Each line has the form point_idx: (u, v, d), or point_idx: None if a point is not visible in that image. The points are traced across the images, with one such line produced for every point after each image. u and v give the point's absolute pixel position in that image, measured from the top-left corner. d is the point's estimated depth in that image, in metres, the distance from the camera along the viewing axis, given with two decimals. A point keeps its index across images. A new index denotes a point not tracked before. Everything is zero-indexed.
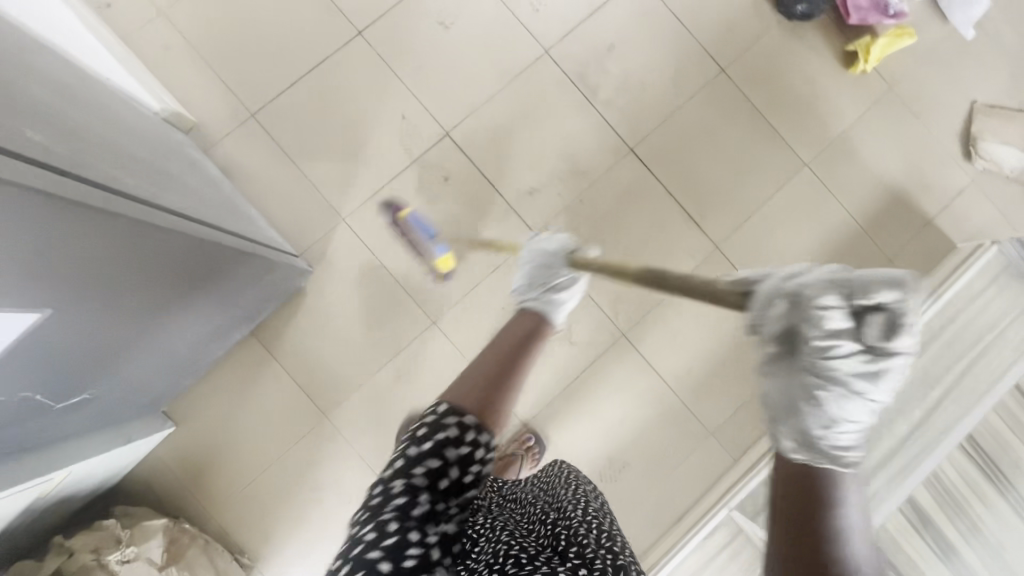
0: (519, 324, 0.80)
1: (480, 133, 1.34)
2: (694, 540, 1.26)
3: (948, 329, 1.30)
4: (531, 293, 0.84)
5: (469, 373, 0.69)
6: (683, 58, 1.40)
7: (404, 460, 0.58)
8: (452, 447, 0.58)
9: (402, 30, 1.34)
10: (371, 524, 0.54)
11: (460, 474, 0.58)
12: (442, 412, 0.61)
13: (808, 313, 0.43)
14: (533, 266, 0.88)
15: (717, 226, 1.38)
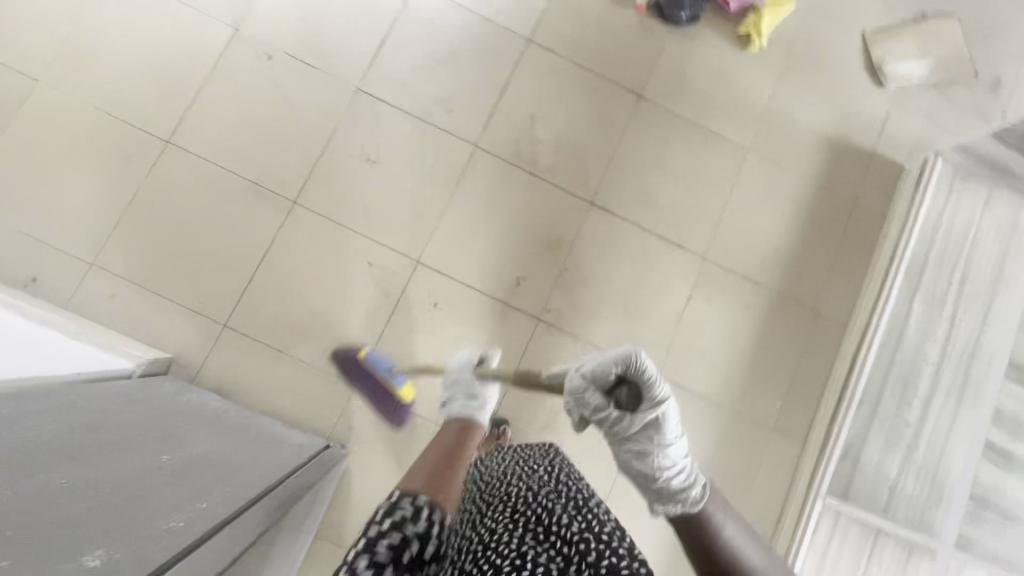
0: (447, 430, 0.98)
1: (447, 248, 1.33)
2: (808, 539, 1.26)
3: (932, 250, 1.38)
4: (454, 404, 1.05)
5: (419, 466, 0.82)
6: (600, 100, 1.43)
7: (366, 540, 0.63)
8: (409, 524, 0.65)
9: (333, 182, 1.32)
10: None
11: (420, 549, 0.64)
12: (400, 495, 0.70)
13: (589, 400, 0.71)
14: (461, 386, 1.08)
15: (697, 239, 1.42)
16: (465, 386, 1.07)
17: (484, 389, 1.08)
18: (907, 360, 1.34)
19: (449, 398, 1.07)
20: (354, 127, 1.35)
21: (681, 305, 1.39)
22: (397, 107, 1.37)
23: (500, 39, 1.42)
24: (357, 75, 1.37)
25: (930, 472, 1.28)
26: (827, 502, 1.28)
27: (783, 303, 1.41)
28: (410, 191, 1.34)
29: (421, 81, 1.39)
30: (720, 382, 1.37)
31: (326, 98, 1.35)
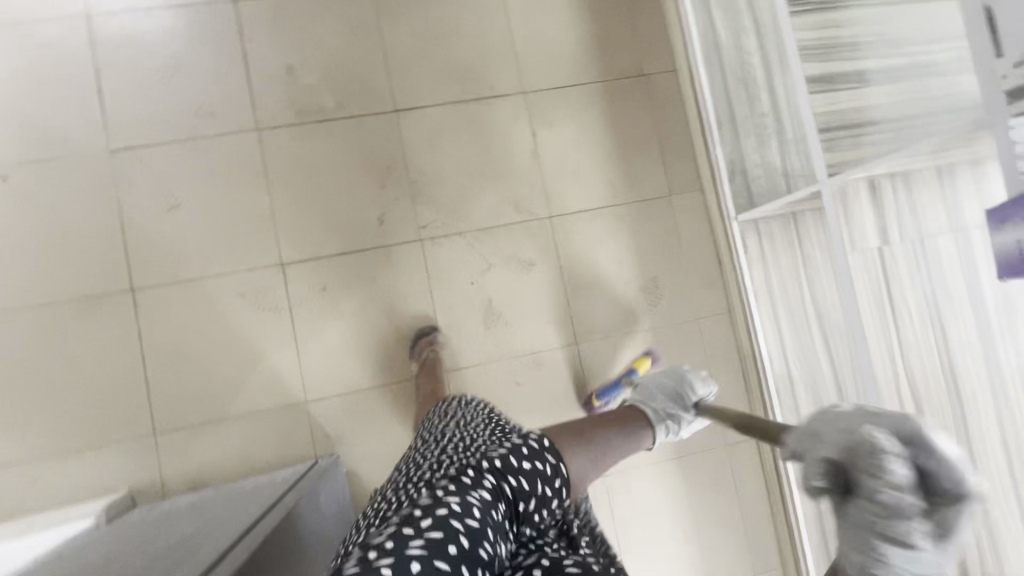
0: (633, 417, 0.90)
1: (301, 236, 1.29)
2: (743, 257, 1.37)
3: None
4: (656, 405, 0.92)
5: (584, 435, 0.82)
6: (340, 13, 1.35)
7: (502, 464, 0.67)
8: (538, 479, 0.69)
9: (155, 247, 1.25)
10: (459, 497, 0.61)
11: (531, 506, 0.68)
12: (545, 446, 0.73)
13: (864, 453, 0.47)
14: (666, 391, 0.94)
15: (507, 80, 1.39)
16: (673, 399, 0.93)
17: (690, 421, 0.92)
18: (732, 69, 1.31)
19: (655, 395, 0.94)
20: (136, 188, 1.26)
21: (532, 147, 1.39)
22: (161, 143, 1.27)
23: (207, 17, 1.31)
24: (100, 137, 1.26)
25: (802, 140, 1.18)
26: (740, 222, 1.36)
27: (614, 86, 1.42)
28: (231, 210, 1.28)
29: (165, 105, 1.28)
30: (603, 186, 1.40)
31: (89, 179, 1.25)
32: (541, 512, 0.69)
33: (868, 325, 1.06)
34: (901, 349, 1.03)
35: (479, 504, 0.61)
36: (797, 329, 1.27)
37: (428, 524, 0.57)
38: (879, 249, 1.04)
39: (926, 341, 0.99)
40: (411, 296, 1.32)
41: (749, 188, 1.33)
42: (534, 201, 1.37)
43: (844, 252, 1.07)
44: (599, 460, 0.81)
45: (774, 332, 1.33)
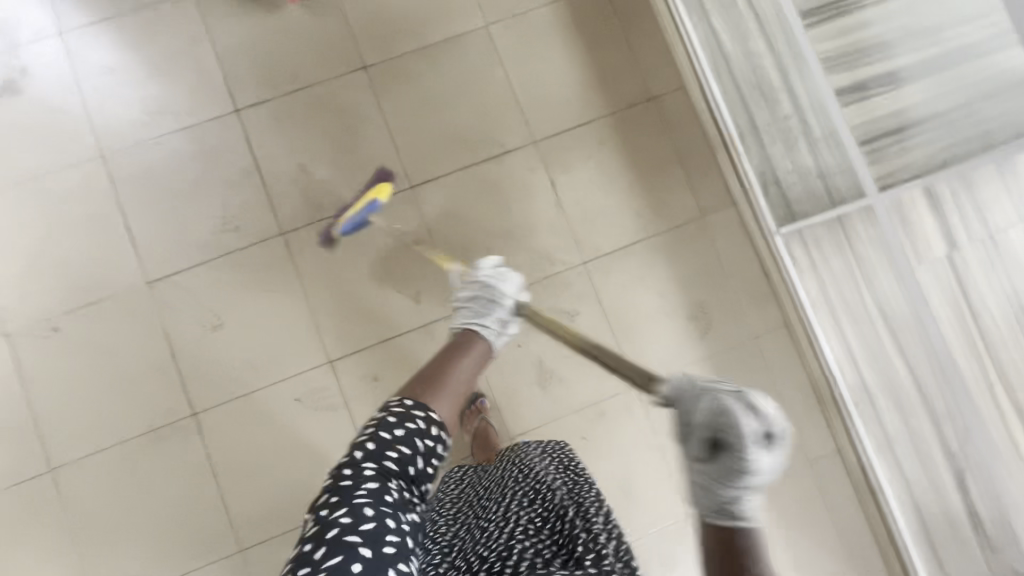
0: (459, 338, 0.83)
1: (343, 329, 1.30)
2: (793, 272, 1.28)
3: None
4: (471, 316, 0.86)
5: (440, 379, 0.74)
6: (338, 100, 1.35)
7: (374, 444, 0.65)
8: (418, 437, 0.67)
9: (208, 368, 1.27)
10: (345, 509, 0.60)
11: (423, 465, 0.67)
12: (409, 406, 0.69)
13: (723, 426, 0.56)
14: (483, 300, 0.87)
15: (517, 132, 1.37)
16: (486, 304, 0.87)
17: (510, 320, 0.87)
18: (747, 76, 1.28)
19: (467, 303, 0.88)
20: (179, 315, 1.28)
21: (552, 193, 1.36)
22: (195, 266, 1.29)
23: (214, 132, 1.33)
24: (137, 272, 1.29)
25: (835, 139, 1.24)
26: (783, 237, 1.28)
27: (623, 116, 1.38)
28: (272, 318, 1.29)
29: (189, 227, 1.30)
30: (632, 219, 1.36)
31: (135, 315, 1.28)
32: (436, 463, 0.69)
33: (947, 329, 1.15)
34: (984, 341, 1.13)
35: (370, 501, 0.61)
36: (864, 338, 1.23)
37: (323, 553, 0.57)
38: (946, 255, 1.15)
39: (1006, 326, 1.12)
40: None
41: (789, 198, 1.27)
42: (566, 248, 1.35)
43: (909, 262, 1.18)
44: (449, 394, 0.73)
45: (839, 342, 1.25)
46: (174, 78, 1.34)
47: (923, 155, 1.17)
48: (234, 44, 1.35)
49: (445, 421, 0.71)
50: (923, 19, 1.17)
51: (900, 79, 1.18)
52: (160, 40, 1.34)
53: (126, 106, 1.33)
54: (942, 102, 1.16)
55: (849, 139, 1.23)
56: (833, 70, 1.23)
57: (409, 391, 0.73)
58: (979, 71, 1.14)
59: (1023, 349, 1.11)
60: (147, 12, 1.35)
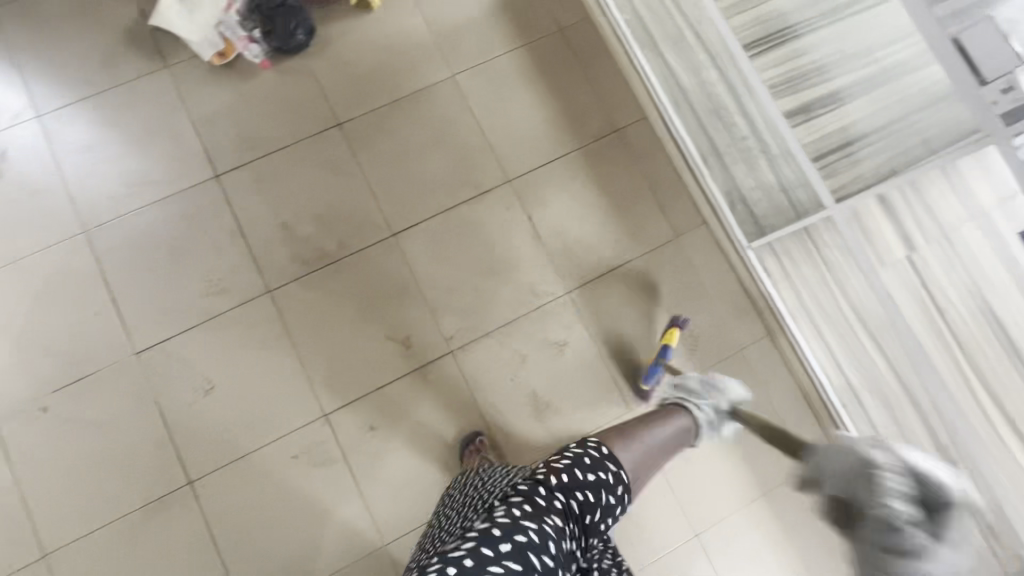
0: (669, 421, 0.95)
1: (337, 380, 1.30)
2: (768, 282, 1.33)
3: (643, 18, 1.42)
4: (703, 410, 0.98)
5: (636, 432, 0.89)
6: (316, 157, 1.39)
7: (567, 479, 0.75)
8: (603, 492, 0.77)
9: (201, 433, 1.26)
10: (533, 517, 0.69)
11: (596, 520, 0.76)
12: (604, 455, 0.81)
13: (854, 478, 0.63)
14: (698, 386, 1.02)
15: (492, 174, 1.42)
16: (716, 405, 0.99)
17: (729, 427, 1.00)
18: (704, 104, 1.37)
19: (697, 400, 0.99)
20: (169, 381, 1.28)
21: (531, 228, 1.40)
22: (183, 331, 1.30)
23: (196, 198, 1.35)
24: (125, 341, 1.29)
25: (790, 155, 1.32)
26: (755, 250, 1.34)
27: (591, 149, 1.44)
28: (264, 375, 1.29)
29: (176, 291, 1.31)
30: (610, 247, 1.40)
31: (124, 386, 1.27)
32: (605, 522, 0.77)
33: (917, 328, 1.21)
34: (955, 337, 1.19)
35: (552, 527, 0.70)
36: (844, 339, 1.28)
37: (508, 548, 0.65)
38: (907, 256, 1.22)
39: (975, 322, 1.17)
40: (457, 409, 1.31)
41: (755, 214, 1.35)
42: (549, 281, 1.38)
43: (879, 269, 1.24)
44: (642, 458, 0.87)
45: (820, 345, 1.30)
46: (154, 149, 1.37)
47: (872, 166, 1.26)
48: (211, 112, 1.39)
49: (626, 481, 0.82)
50: (854, 45, 1.30)
51: (840, 98, 1.28)
52: (139, 113, 1.38)
53: (107, 180, 1.35)
54: (883, 116, 1.27)
55: (801, 155, 1.31)
56: (778, 93, 1.32)
57: (605, 440, 0.85)
58: (913, 85, 1.26)
59: (998, 355, 1.16)
60: (124, 89, 1.39)
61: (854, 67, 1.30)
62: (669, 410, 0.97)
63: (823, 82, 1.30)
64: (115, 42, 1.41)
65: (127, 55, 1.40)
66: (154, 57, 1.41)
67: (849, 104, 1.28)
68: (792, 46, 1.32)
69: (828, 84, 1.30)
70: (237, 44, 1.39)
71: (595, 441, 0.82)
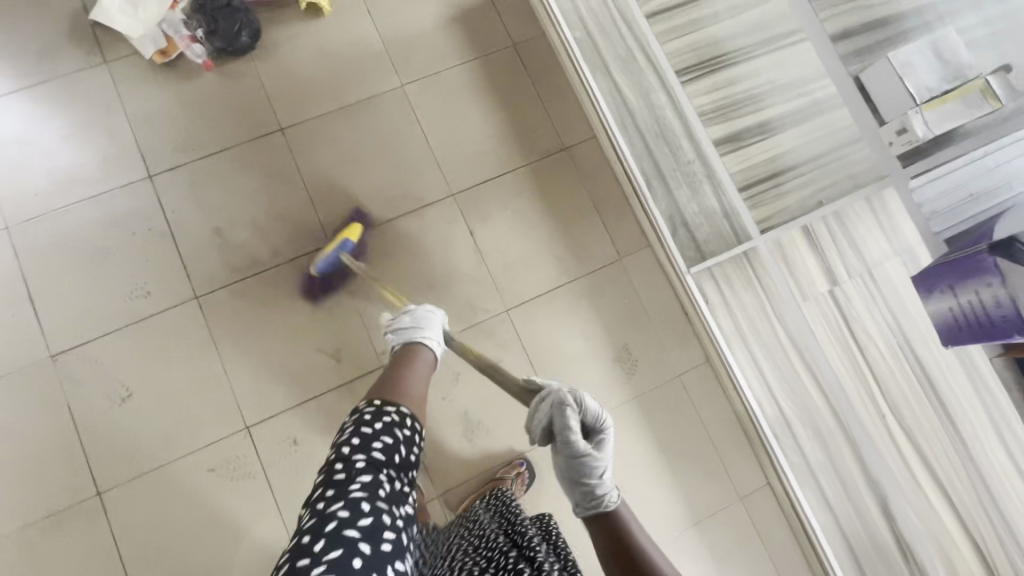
0: (413, 358, 0.96)
1: (262, 392, 1.26)
2: (706, 307, 1.31)
3: (594, 36, 1.39)
4: (427, 338, 1.00)
5: (398, 379, 0.89)
6: (254, 161, 1.36)
7: (356, 444, 0.75)
8: (397, 428, 0.79)
9: (115, 441, 1.21)
10: (338, 501, 0.68)
11: (404, 453, 0.79)
12: (380, 405, 0.81)
13: (559, 415, 0.87)
14: (418, 323, 1.01)
15: (436, 186, 1.39)
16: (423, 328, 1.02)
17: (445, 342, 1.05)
18: (648, 126, 1.37)
19: (415, 333, 1.00)
20: (84, 388, 1.22)
21: (472, 244, 1.38)
22: (103, 336, 1.25)
23: (126, 199, 1.31)
24: (39, 343, 1.23)
25: (726, 183, 1.33)
26: (694, 274, 1.32)
27: (538, 165, 1.43)
28: (186, 385, 1.25)
29: (98, 292, 1.27)
30: (551, 265, 1.38)
31: (36, 391, 1.22)
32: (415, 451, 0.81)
33: (836, 361, 1.24)
34: (872, 372, 1.23)
35: (363, 493, 0.70)
36: (778, 369, 1.27)
37: (325, 542, 0.64)
38: (828, 289, 1.25)
39: (890, 358, 1.22)
40: None
41: (697, 238, 1.33)
42: (488, 297, 1.35)
43: (802, 302, 1.26)
44: (416, 395, 0.89)
45: (756, 376, 1.28)
46: (86, 145, 1.33)
47: (797, 199, 1.30)
48: (148, 111, 1.36)
49: (414, 411, 0.85)
50: (787, 81, 1.33)
51: (771, 127, 1.32)
52: (73, 107, 1.34)
53: (33, 177, 1.30)
54: (809, 151, 1.31)
55: (731, 185, 1.32)
56: (713, 123, 1.34)
57: (376, 395, 0.84)
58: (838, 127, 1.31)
59: (909, 386, 1.21)
60: (58, 83, 1.35)
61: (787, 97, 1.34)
62: (409, 351, 0.97)
63: (757, 114, 1.33)
64: (51, 35, 1.36)
65: (64, 47, 1.36)
66: (93, 51, 1.37)
67: (777, 137, 1.32)
68: (729, 79, 1.35)
69: (760, 117, 1.33)
70: (180, 42, 1.36)
71: (365, 402, 0.82)
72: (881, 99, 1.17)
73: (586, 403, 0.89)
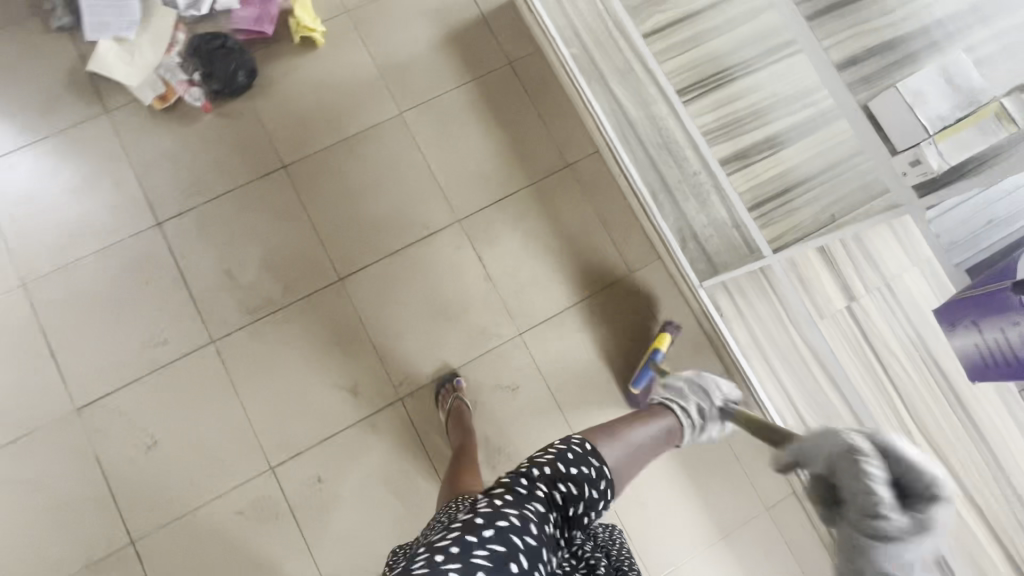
0: (653, 427, 0.87)
1: (284, 432, 1.28)
2: (722, 321, 1.32)
3: (592, 52, 1.38)
4: (690, 407, 0.91)
5: (618, 431, 0.83)
6: (260, 202, 1.36)
7: (550, 470, 0.71)
8: (584, 483, 0.73)
9: (144, 489, 1.23)
10: (515, 508, 0.64)
11: (577, 513, 0.72)
12: (587, 449, 0.76)
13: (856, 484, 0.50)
14: (688, 385, 0.94)
15: (441, 215, 1.39)
16: (704, 397, 0.92)
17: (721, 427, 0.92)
18: (654, 141, 1.35)
19: (680, 394, 0.93)
20: (112, 438, 1.25)
21: (482, 270, 1.37)
22: (125, 386, 1.27)
23: (138, 248, 1.33)
24: (64, 397, 1.26)
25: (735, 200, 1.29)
26: (707, 288, 1.32)
27: (542, 185, 1.42)
28: (210, 429, 1.27)
29: (117, 343, 1.29)
30: (561, 286, 1.38)
31: (64, 445, 1.24)
32: (587, 519, 0.73)
33: (861, 384, 1.16)
34: (894, 387, 1.15)
35: (534, 517, 0.65)
36: (799, 377, 1.24)
37: (490, 534, 0.60)
38: (847, 306, 1.19)
39: (918, 375, 1.13)
40: (408, 456, 1.29)
41: (709, 252, 1.33)
42: (501, 323, 1.35)
43: (815, 321, 1.21)
44: (629, 461, 0.82)
45: (777, 389, 1.26)
46: (94, 197, 1.34)
47: (809, 214, 1.22)
48: (153, 158, 1.37)
49: (607, 472, 0.78)
50: (787, 89, 1.25)
51: (778, 142, 1.24)
52: (79, 159, 1.36)
53: (46, 231, 1.32)
54: (813, 159, 1.24)
55: (739, 203, 1.29)
56: (719, 139, 1.27)
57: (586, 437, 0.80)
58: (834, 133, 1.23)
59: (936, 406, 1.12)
60: (63, 135, 1.36)
61: (791, 110, 1.26)
62: (653, 411, 0.91)
63: (760, 126, 1.26)
64: (52, 88, 1.37)
65: (65, 100, 1.37)
66: (93, 102, 1.38)
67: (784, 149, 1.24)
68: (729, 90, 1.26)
69: (766, 128, 1.25)
70: (177, 87, 1.37)
71: (576, 437, 0.78)
72: (890, 127, 0.88)
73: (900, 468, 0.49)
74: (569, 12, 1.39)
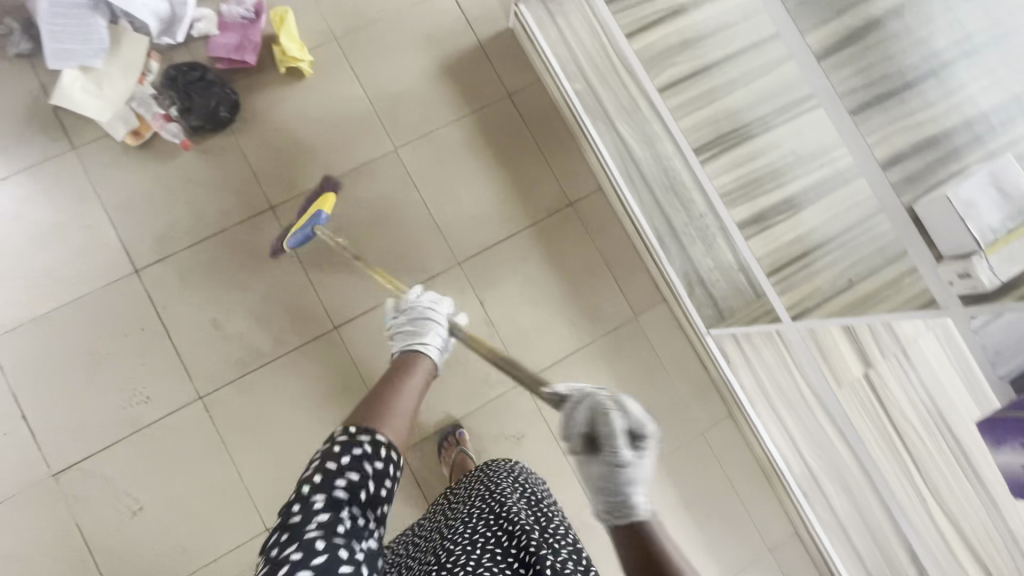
0: (412, 367, 0.88)
1: (279, 491, 1.22)
2: (727, 366, 1.32)
3: (596, 89, 1.32)
4: (427, 342, 0.94)
5: (386, 400, 0.77)
6: (246, 246, 1.28)
7: (317, 480, 0.61)
8: (366, 462, 0.64)
9: (129, 558, 1.16)
10: (293, 544, 0.56)
11: (374, 489, 0.64)
12: (354, 432, 0.66)
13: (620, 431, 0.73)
14: (414, 324, 0.97)
15: (441, 258, 1.33)
16: (425, 324, 0.97)
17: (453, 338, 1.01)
18: (657, 179, 1.32)
19: (409, 333, 0.96)
20: (92, 505, 1.17)
21: (483, 315, 1.32)
22: (105, 449, 1.19)
23: (113, 298, 1.23)
24: (38, 462, 1.17)
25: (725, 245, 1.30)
26: (715, 336, 1.31)
27: (544, 225, 1.37)
28: (199, 491, 1.20)
29: (95, 402, 1.20)
30: (564, 329, 1.34)
31: (40, 514, 1.16)
32: (387, 489, 0.66)
33: (874, 449, 1.03)
34: (914, 460, 0.97)
35: (323, 535, 0.57)
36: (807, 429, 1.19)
37: None
38: (863, 375, 1.00)
39: (936, 450, 0.92)
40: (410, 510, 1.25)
41: (717, 297, 1.31)
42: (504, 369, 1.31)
43: (833, 386, 1.05)
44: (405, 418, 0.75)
45: (784, 437, 1.27)
46: (63, 244, 1.24)
47: (831, 280, 0.99)
48: (127, 199, 1.27)
49: (394, 441, 0.69)
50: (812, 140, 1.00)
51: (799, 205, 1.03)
52: (44, 202, 1.25)
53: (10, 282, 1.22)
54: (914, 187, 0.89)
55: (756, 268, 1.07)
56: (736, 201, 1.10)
57: (353, 421, 0.70)
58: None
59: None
60: (25, 176, 1.25)
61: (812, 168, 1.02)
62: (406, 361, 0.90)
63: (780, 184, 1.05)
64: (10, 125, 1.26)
65: (26, 137, 1.26)
66: (57, 138, 1.27)
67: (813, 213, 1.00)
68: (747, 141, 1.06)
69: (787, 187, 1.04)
70: (152, 122, 1.26)
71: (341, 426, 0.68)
72: (935, 232, 0.72)
73: (631, 409, 0.74)
74: (573, 44, 1.32)
